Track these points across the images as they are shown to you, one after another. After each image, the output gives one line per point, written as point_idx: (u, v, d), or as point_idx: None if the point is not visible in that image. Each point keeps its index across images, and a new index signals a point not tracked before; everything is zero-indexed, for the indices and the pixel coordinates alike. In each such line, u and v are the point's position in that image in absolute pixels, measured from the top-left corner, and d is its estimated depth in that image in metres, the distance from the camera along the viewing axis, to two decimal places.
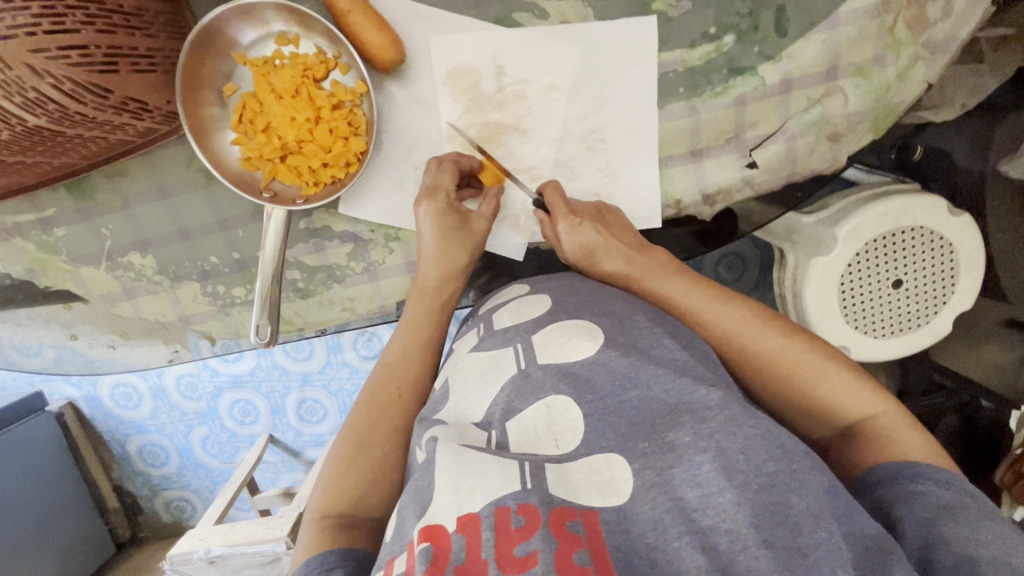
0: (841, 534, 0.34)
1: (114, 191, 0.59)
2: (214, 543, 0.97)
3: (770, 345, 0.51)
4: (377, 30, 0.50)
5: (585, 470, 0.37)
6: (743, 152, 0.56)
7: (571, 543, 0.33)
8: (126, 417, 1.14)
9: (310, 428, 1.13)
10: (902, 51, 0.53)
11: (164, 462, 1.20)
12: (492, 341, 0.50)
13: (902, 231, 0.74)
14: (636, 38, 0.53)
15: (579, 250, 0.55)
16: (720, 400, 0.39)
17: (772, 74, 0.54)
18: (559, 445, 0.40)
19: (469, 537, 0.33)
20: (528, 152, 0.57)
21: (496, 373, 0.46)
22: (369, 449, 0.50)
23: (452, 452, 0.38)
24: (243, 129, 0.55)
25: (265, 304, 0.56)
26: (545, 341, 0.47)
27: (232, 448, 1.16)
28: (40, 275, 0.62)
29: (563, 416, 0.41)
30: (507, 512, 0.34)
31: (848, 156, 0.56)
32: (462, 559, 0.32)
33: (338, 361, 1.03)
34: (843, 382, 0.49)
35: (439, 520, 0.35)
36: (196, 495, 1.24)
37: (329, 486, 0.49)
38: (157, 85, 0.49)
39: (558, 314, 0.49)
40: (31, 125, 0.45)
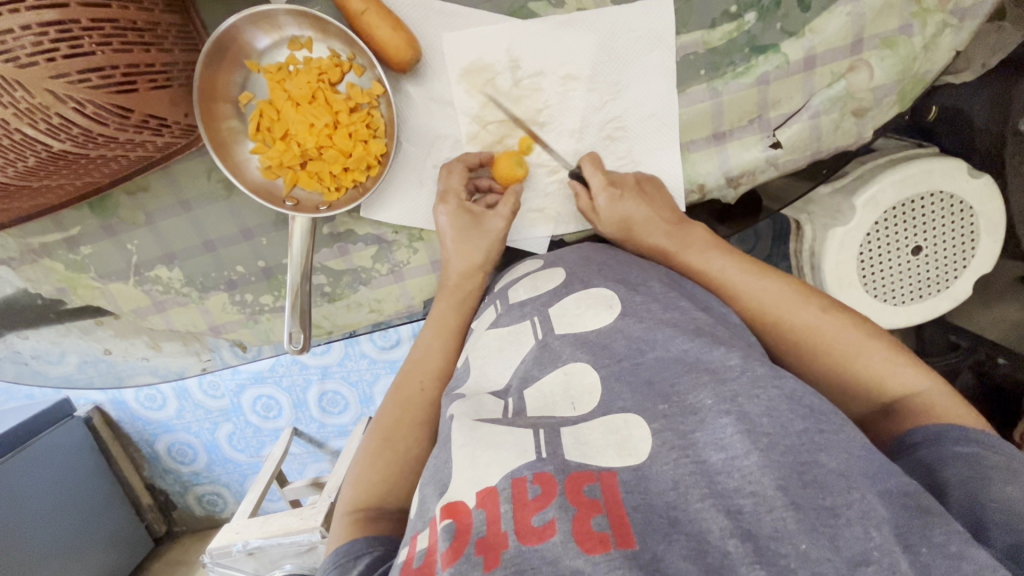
0: (874, 493, 0.31)
1: (137, 207, 0.59)
2: (252, 535, 1.00)
3: (806, 319, 0.48)
4: (392, 30, 0.49)
5: (601, 429, 0.35)
6: (766, 131, 0.55)
7: (589, 509, 0.30)
8: (153, 417, 1.16)
9: (334, 419, 1.16)
10: (929, 19, 0.51)
11: (193, 459, 1.23)
12: (509, 317, 0.49)
13: (921, 196, 0.73)
14: (653, 22, 0.52)
15: (617, 223, 0.55)
16: (740, 362, 0.37)
17: (796, 51, 0.52)
18: (577, 407, 0.38)
19: (488, 511, 0.31)
20: (548, 145, 0.57)
21: (516, 346, 0.46)
22: (398, 440, 0.48)
23: (467, 428, 0.37)
24: (262, 137, 0.54)
25: (297, 312, 0.56)
26: (562, 312, 0.45)
27: (258, 442, 1.19)
28: (70, 294, 0.63)
29: (580, 380, 0.39)
30: (522, 483, 0.32)
31: (873, 129, 0.55)
32: (482, 533, 0.30)
33: (356, 352, 1.04)
34: (884, 357, 0.46)
35: (460, 496, 0.33)
36: (227, 488, 1.28)
37: (359, 479, 0.47)
38: (175, 99, 0.49)
39: (573, 285, 0.48)
40: (56, 150, 0.44)
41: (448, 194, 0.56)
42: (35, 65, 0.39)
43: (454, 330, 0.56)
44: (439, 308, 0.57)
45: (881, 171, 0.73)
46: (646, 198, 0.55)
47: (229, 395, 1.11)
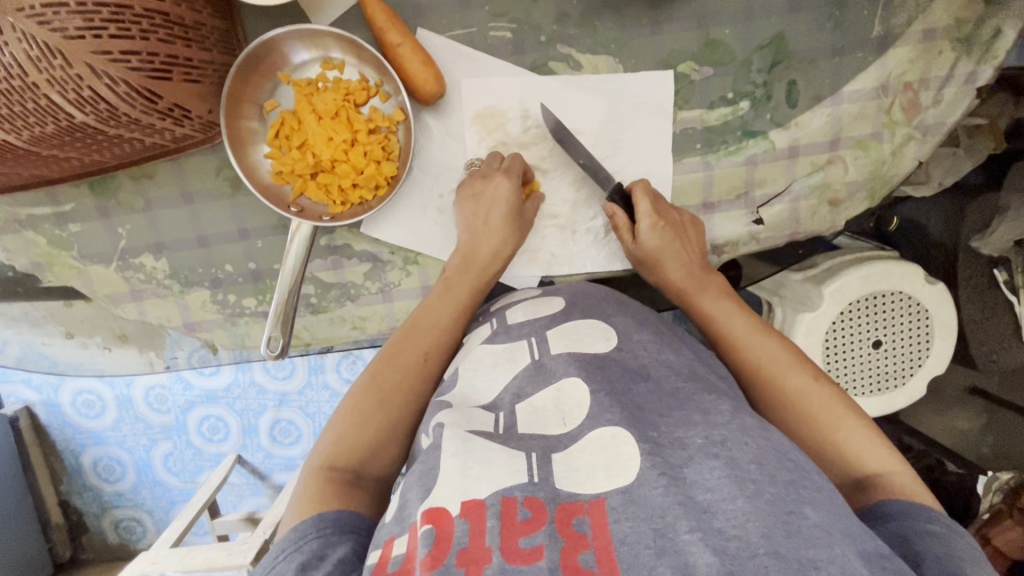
0: (855, 554, 0.31)
1: (138, 193, 0.59)
2: (170, 567, 0.92)
3: (797, 383, 0.51)
4: (423, 65, 0.53)
5: (591, 449, 0.38)
6: (751, 208, 0.60)
7: (577, 544, 0.33)
8: (85, 426, 1.10)
9: (281, 450, 1.14)
10: (898, 131, 0.58)
11: (119, 477, 1.16)
12: (506, 334, 0.51)
13: (883, 293, 0.79)
14: (655, 92, 0.57)
15: (648, 254, 0.56)
16: (729, 411, 0.39)
17: (782, 139, 0.58)
18: (567, 422, 0.41)
19: (471, 522, 0.34)
20: (550, 192, 0.60)
21: (509, 363, 0.48)
22: (393, 412, 0.50)
23: (459, 438, 0.39)
24: (278, 143, 0.56)
25: (279, 316, 0.56)
26: (559, 335, 0.48)
27: (195, 467, 1.15)
28: (45, 270, 0.61)
29: (571, 395, 0.42)
30: (514, 503, 0.34)
31: (845, 220, 0.61)
32: (464, 544, 0.33)
33: (320, 382, 1.07)
34: (862, 434, 0.48)
35: (443, 502, 0.35)
36: (149, 515, 1.21)
37: (342, 438, 0.48)
38: (204, 95, 0.51)
39: (571, 313, 0.51)
40: (77, 122, 0.45)
41: (491, 170, 0.57)
42: (81, 39, 0.41)
43: (456, 322, 0.56)
44: (445, 301, 0.56)
45: (847, 266, 0.78)
46: (682, 238, 0.57)
47: (174, 412, 1.09)
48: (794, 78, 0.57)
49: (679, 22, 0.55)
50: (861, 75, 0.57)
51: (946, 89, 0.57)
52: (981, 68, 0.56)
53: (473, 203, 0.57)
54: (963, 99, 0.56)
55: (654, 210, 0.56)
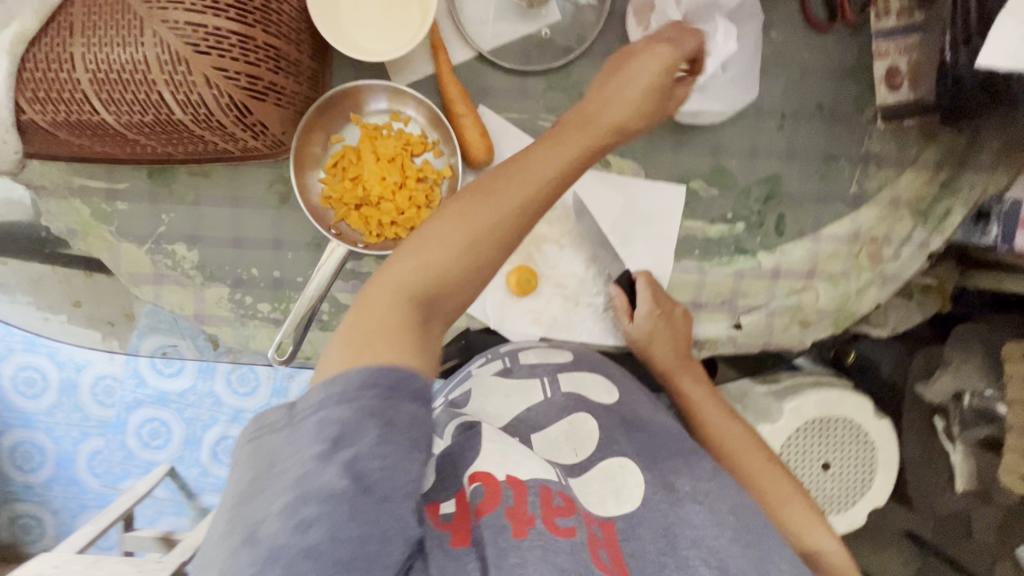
0: None
1: (191, 187, 0.64)
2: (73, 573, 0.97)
3: (749, 462, 0.61)
4: (480, 135, 0.61)
5: (599, 479, 0.52)
6: (734, 314, 0.68)
7: (596, 541, 0.45)
8: (18, 405, 1.17)
9: (217, 470, 1.20)
10: (863, 273, 0.68)
11: (34, 467, 1.20)
12: (522, 371, 0.60)
13: (835, 419, 0.86)
14: (668, 200, 0.66)
15: (639, 335, 0.64)
16: (711, 471, 0.54)
17: (767, 261, 0.67)
18: (578, 453, 0.54)
19: (517, 492, 0.44)
20: (562, 262, 0.66)
21: (524, 395, 0.59)
22: (502, 206, 0.44)
23: (495, 432, 0.51)
24: (334, 172, 0.62)
25: (295, 325, 0.61)
26: (572, 378, 0.60)
27: (120, 471, 1.20)
28: (77, 238, 0.63)
29: (582, 427, 0.56)
30: (551, 490, 0.46)
31: (811, 340, 0.69)
32: (510, 505, 0.43)
33: (276, 406, 1.16)
34: (803, 513, 0.58)
35: (488, 468, 0.46)
36: (52, 514, 1.23)
37: (428, 257, 0.42)
38: (284, 119, 0.57)
39: (581, 364, 0.62)
40: (173, 118, 0.51)
41: (646, 45, 0.51)
42: (207, 55, 0.47)
43: (554, 186, 0.46)
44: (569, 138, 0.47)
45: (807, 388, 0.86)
46: (670, 321, 0.64)
47: (118, 408, 1.16)
48: (783, 213, 0.67)
49: (696, 148, 0.65)
50: (838, 222, 0.67)
51: (904, 249, 0.67)
52: (933, 237, 0.67)
53: (620, 65, 0.51)
54: (917, 260, 0.67)
55: (651, 295, 0.63)
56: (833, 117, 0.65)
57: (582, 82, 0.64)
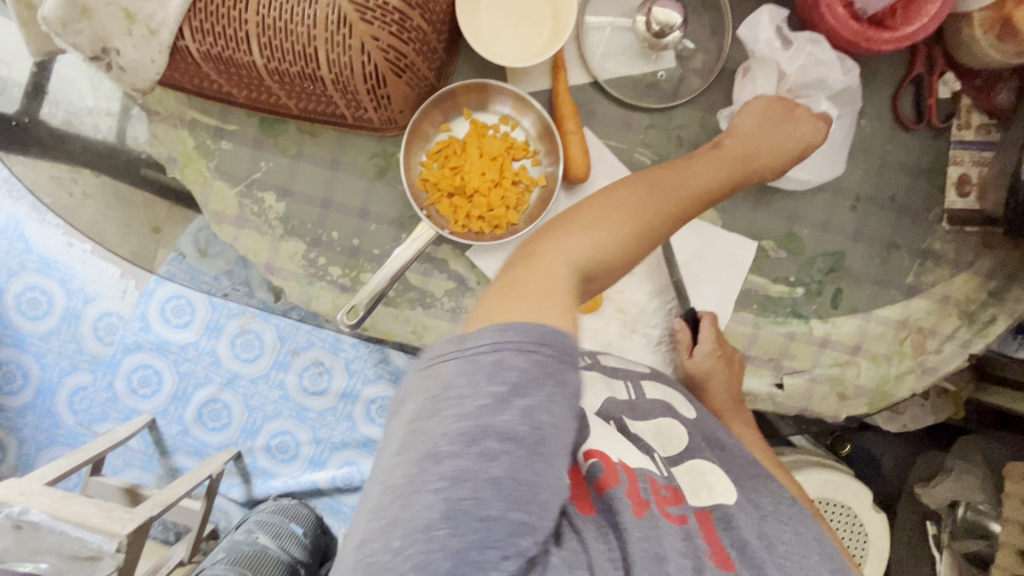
0: None
1: (297, 142, 0.66)
2: (37, 505, 0.95)
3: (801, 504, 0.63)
4: (582, 154, 0.64)
5: (690, 473, 0.54)
6: (777, 373, 0.71)
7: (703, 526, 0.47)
8: (16, 323, 1.16)
9: (199, 432, 1.15)
10: (904, 360, 0.71)
11: (14, 389, 1.17)
12: (606, 367, 0.63)
13: (834, 503, 0.87)
14: (739, 251, 0.69)
15: (698, 370, 0.69)
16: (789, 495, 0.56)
17: (819, 329, 0.70)
18: (665, 449, 0.56)
19: (628, 476, 0.46)
20: (626, 289, 0.69)
21: (609, 388, 0.61)
22: (659, 207, 0.56)
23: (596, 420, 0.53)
24: (435, 158, 0.65)
25: (373, 293, 0.63)
26: (652, 386, 0.63)
27: (99, 413, 1.16)
28: (176, 166, 0.65)
29: (670, 429, 0.58)
30: (655, 480, 0.48)
31: (845, 413, 0.72)
32: (626, 485, 0.45)
33: (275, 378, 1.11)
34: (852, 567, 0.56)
35: (600, 448, 0.48)
36: (17, 444, 1.18)
37: (598, 249, 0.52)
38: (407, 99, 0.60)
39: (658, 377, 0.66)
40: (316, 74, 0.54)
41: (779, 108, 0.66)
42: (370, 25, 0.51)
43: (697, 201, 0.61)
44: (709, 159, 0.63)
45: (814, 466, 0.87)
46: (728, 365, 0.69)
47: (115, 347, 1.14)
48: (841, 287, 0.70)
49: (772, 210, 0.69)
50: (890, 306, 0.70)
51: (946, 345, 0.70)
52: (975, 339, 0.70)
53: (744, 108, 0.66)
54: (957, 357, 0.70)
55: (714, 333, 0.67)
56: (902, 209, 0.70)
57: (681, 127, 0.68)
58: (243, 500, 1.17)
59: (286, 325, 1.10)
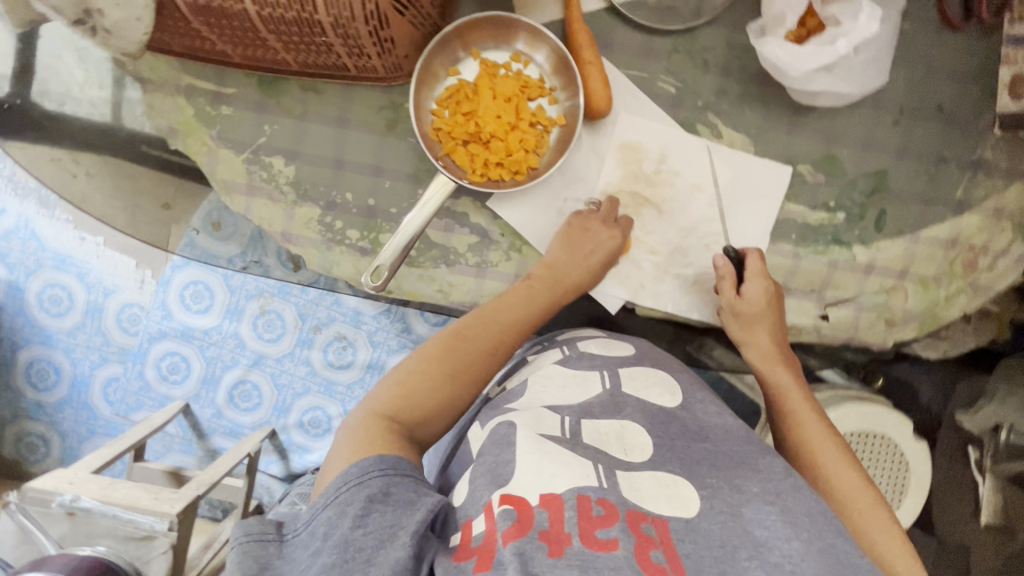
0: None
1: (300, 101, 0.63)
2: (87, 492, 0.97)
3: (840, 471, 0.56)
4: (603, 86, 0.60)
5: (654, 481, 0.43)
6: (820, 304, 0.68)
7: (647, 542, 0.38)
8: (41, 321, 1.17)
9: (233, 414, 1.16)
10: (954, 281, 0.67)
11: (49, 385, 1.19)
12: (579, 362, 0.57)
13: (871, 435, 0.87)
14: (773, 178, 0.65)
15: (740, 309, 0.63)
16: (784, 470, 0.46)
17: (863, 255, 0.66)
18: (628, 453, 0.46)
19: (551, 512, 0.38)
20: (657, 230, 0.66)
21: (580, 387, 0.53)
22: (477, 315, 0.59)
23: (533, 438, 0.44)
24: (447, 105, 0.62)
25: (395, 251, 0.61)
26: (631, 376, 0.55)
27: (135, 402, 1.17)
28: (178, 138, 0.63)
29: (635, 436, 0.48)
30: (588, 499, 0.39)
31: (893, 341, 0.69)
32: (546, 528, 0.37)
33: (301, 356, 1.12)
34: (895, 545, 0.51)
35: (521, 492, 0.40)
36: (59, 438, 1.21)
37: (406, 393, 0.53)
38: (411, 41, 0.56)
39: (643, 360, 0.58)
40: (314, 18, 0.50)
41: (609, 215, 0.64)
42: None
43: (520, 324, 0.61)
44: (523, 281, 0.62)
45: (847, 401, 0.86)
46: (774, 308, 0.64)
47: (141, 337, 1.15)
48: (885, 209, 0.66)
49: (808, 132, 0.65)
50: (938, 224, 0.66)
51: (999, 261, 0.67)
52: None
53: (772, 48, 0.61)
54: (1010, 273, 0.67)
55: (762, 270, 0.63)
56: (949, 119, 0.65)
57: (706, 49, 0.63)
58: (283, 475, 1.19)
59: (306, 303, 1.10)
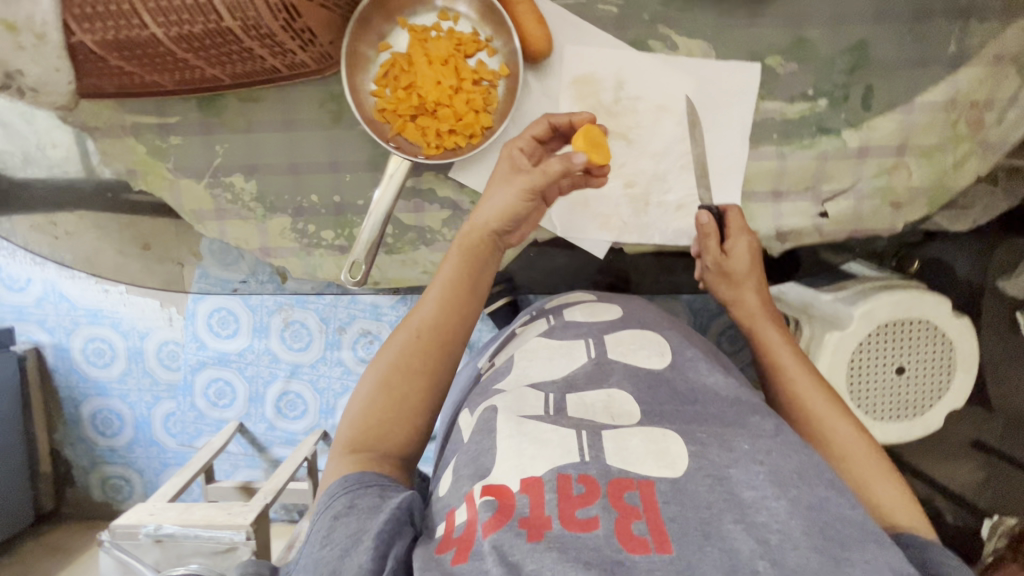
0: (886, 560, 0.38)
1: (241, 114, 0.62)
2: (167, 520, 1.05)
3: (831, 422, 0.56)
4: (537, 24, 0.57)
5: (642, 437, 0.46)
6: (818, 201, 0.63)
7: (630, 514, 0.40)
8: (91, 374, 1.20)
9: (285, 423, 1.21)
10: (961, 144, 0.62)
11: (116, 432, 1.24)
12: (563, 332, 0.60)
13: (909, 320, 0.81)
14: (741, 80, 0.61)
15: (728, 268, 0.63)
16: (772, 428, 0.48)
17: (853, 139, 0.62)
18: (615, 419, 0.49)
19: (532, 496, 0.41)
20: (629, 160, 0.63)
21: (566, 357, 0.56)
22: (407, 325, 0.58)
23: (513, 421, 0.48)
24: (385, 83, 0.59)
25: (369, 244, 0.60)
26: (617, 342, 0.57)
27: (194, 430, 1.23)
28: (138, 178, 0.63)
29: (621, 406, 0.50)
30: (568, 479, 0.42)
31: (904, 223, 0.64)
32: (525, 513, 0.40)
33: (333, 357, 1.16)
34: (893, 493, 0.52)
35: (503, 481, 0.43)
36: (139, 475, 1.27)
37: (359, 420, 0.55)
38: (330, 25, 0.55)
39: (630, 322, 0.60)
40: (223, 25, 0.49)
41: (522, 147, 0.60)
42: None
43: (453, 309, 0.58)
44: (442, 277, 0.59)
45: (876, 291, 0.81)
46: (756, 264, 0.63)
47: (184, 370, 1.19)
48: (871, 84, 0.61)
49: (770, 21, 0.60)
50: (933, 87, 0.61)
51: (1009, 112, 0.61)
52: None
53: None
54: (1021, 124, 0.61)
55: (744, 227, 0.63)
56: None
57: None
58: None
59: (324, 307, 1.12)
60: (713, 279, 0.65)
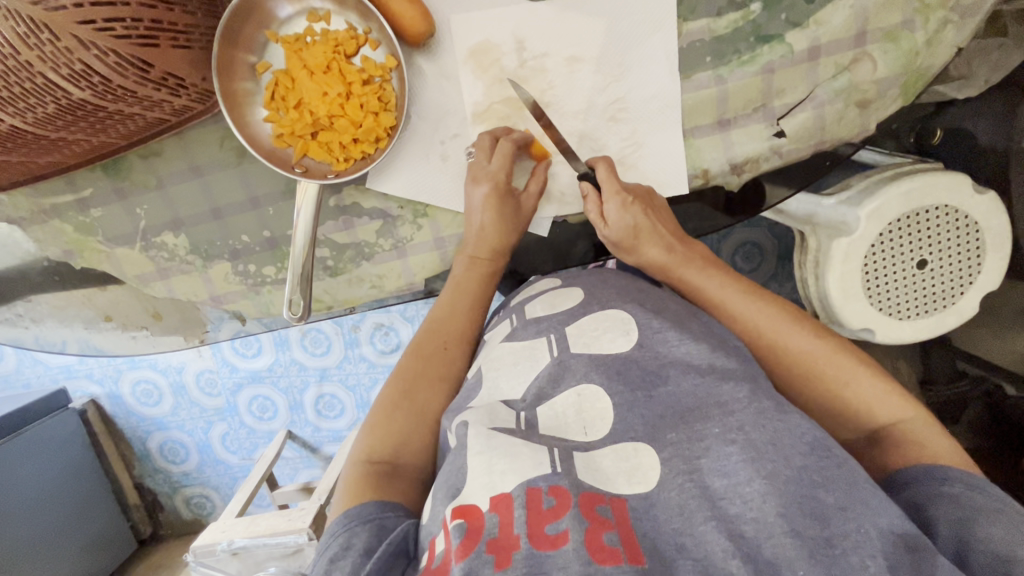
0: (876, 531, 0.37)
1: (149, 171, 0.60)
2: (237, 535, 1.10)
3: (797, 345, 0.53)
4: (409, 3, 0.51)
5: (613, 457, 0.43)
6: (771, 121, 0.56)
7: (601, 525, 0.37)
8: (148, 413, 1.24)
9: (328, 424, 1.24)
10: (931, 15, 0.53)
11: (184, 458, 1.30)
12: (526, 331, 0.56)
13: (926, 210, 0.70)
14: (655, 6, 0.54)
15: (624, 232, 0.56)
16: (746, 394, 0.44)
17: (800, 40, 0.54)
18: (588, 433, 0.45)
19: (501, 514, 0.38)
20: (551, 125, 0.57)
21: (530, 361, 0.52)
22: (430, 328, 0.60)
23: (484, 435, 0.44)
24: (276, 105, 0.56)
25: (298, 279, 0.57)
26: (579, 331, 0.53)
27: (251, 444, 1.26)
28: (76, 257, 0.63)
29: (593, 404, 0.46)
30: (538, 492, 0.39)
31: (877, 122, 0.56)
32: (494, 534, 0.37)
33: (356, 355, 1.14)
34: (875, 388, 0.51)
35: (473, 500, 0.40)
36: (216, 491, 1.33)
37: (378, 428, 0.54)
38: (195, 61, 0.50)
39: (591, 305, 0.55)
40: (75, 99, 0.46)
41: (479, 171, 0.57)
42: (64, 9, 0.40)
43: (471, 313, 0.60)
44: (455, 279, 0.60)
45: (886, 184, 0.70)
46: (650, 214, 0.56)
47: (225, 395, 1.20)
48: None
49: None
50: None
51: None
52: None
53: None
54: None
55: (616, 184, 0.55)
56: None
57: None
58: None
59: None
60: (620, 246, 0.58)
